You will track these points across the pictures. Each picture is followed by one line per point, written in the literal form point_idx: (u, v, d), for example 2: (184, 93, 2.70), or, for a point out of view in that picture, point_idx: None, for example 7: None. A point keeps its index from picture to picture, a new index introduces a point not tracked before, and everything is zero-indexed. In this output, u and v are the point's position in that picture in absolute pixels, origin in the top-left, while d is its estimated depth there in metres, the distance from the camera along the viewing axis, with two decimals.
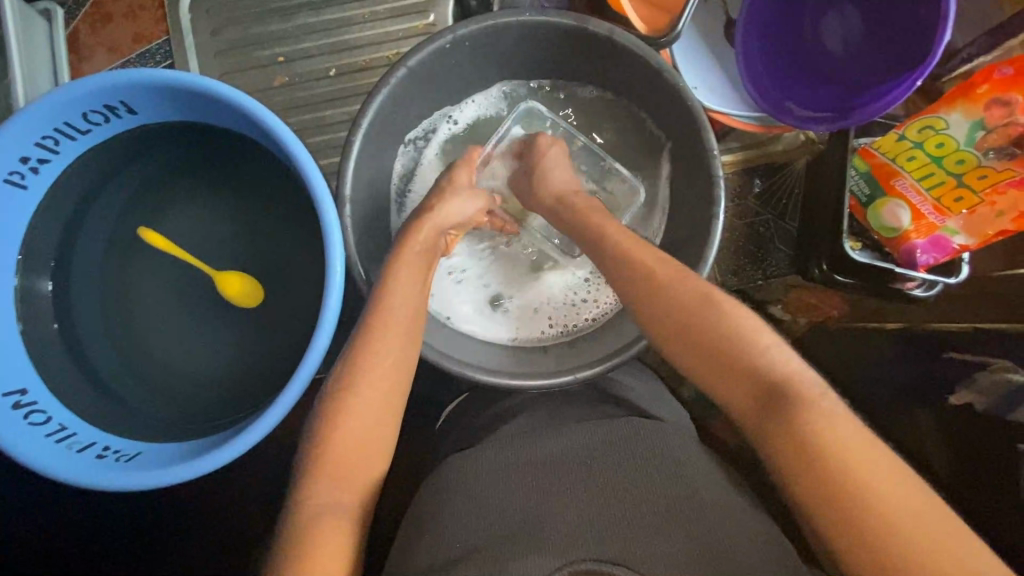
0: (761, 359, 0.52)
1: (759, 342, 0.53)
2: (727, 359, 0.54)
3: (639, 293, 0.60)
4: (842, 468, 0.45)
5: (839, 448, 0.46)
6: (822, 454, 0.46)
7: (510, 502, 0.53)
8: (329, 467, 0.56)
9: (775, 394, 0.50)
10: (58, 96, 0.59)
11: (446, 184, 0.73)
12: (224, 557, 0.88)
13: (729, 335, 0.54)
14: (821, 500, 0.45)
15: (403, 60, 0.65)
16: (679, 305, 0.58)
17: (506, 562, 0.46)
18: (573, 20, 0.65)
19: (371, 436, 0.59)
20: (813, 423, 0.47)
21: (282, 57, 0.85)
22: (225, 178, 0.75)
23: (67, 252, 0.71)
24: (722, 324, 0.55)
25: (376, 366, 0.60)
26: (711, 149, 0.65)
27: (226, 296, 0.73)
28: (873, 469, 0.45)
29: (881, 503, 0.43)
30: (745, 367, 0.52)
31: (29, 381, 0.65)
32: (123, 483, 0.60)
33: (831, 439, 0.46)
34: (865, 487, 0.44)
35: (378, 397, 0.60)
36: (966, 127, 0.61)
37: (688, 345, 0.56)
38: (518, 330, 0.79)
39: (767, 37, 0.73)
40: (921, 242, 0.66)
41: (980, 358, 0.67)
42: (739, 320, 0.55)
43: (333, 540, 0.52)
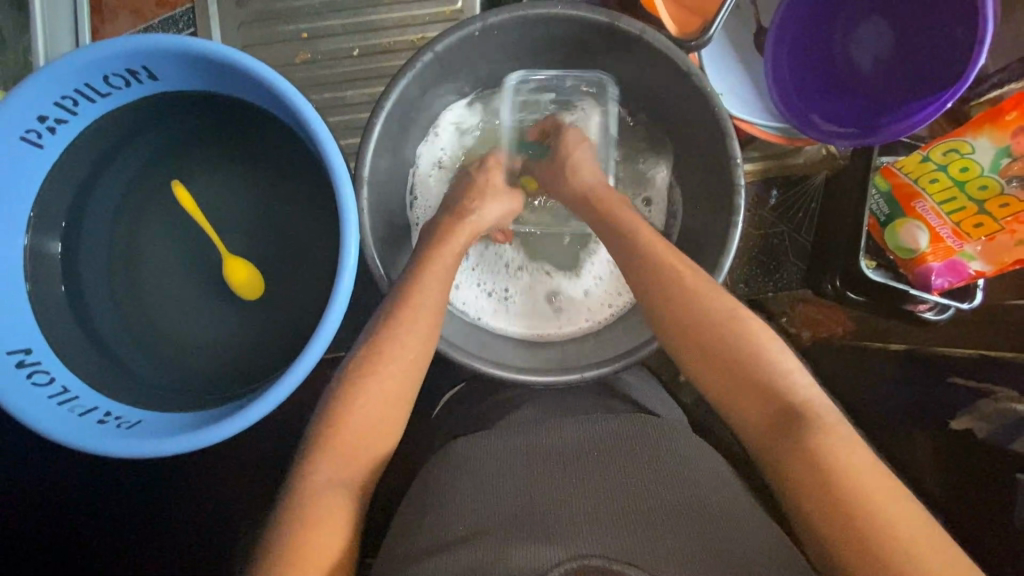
0: (783, 381, 0.55)
1: (780, 365, 0.56)
2: (749, 373, 0.56)
3: (669, 304, 0.61)
4: (855, 485, 0.47)
5: (850, 466, 0.48)
6: (838, 471, 0.48)
7: (512, 492, 0.53)
8: (331, 448, 0.57)
9: (793, 416, 0.52)
10: (80, 56, 0.59)
11: (483, 185, 0.76)
12: (217, 527, 0.88)
13: (752, 355, 0.56)
14: (830, 509, 0.47)
15: (430, 45, 0.65)
16: (708, 319, 0.58)
17: (509, 552, 0.46)
18: (603, 16, 0.64)
19: (381, 420, 0.59)
20: (826, 443, 0.50)
21: (306, 34, 0.85)
22: (238, 150, 0.74)
23: (79, 214, 0.71)
24: (749, 348, 0.56)
25: (398, 354, 0.61)
26: (734, 156, 0.64)
27: (229, 282, 0.72)
28: (879, 485, 0.47)
29: (881, 514, 0.45)
30: (765, 390, 0.55)
31: (34, 341, 0.65)
32: (124, 450, 0.60)
33: (844, 457, 0.49)
34: (871, 501, 0.46)
35: (396, 387, 0.60)
36: (991, 153, 0.61)
37: (714, 354, 0.57)
38: (533, 326, 0.79)
39: (796, 49, 0.73)
40: (938, 266, 0.66)
41: (985, 386, 0.69)
42: (761, 338, 0.57)
43: (338, 520, 0.53)
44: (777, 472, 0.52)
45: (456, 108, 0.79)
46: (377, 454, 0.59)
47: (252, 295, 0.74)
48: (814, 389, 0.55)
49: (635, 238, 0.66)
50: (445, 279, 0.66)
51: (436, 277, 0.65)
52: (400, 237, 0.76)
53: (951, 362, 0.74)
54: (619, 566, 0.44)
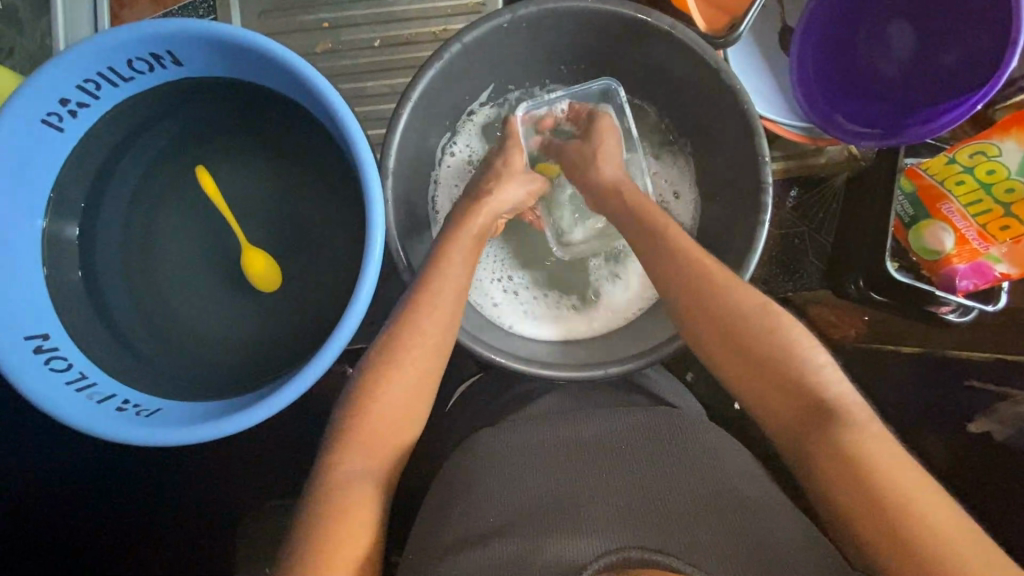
0: (813, 379, 0.55)
1: (810, 360, 0.56)
2: (778, 371, 0.56)
3: (697, 303, 0.60)
4: (883, 478, 0.48)
5: (878, 461, 0.49)
6: (866, 466, 0.49)
7: (540, 485, 0.53)
8: (357, 438, 0.57)
9: (824, 414, 0.53)
10: (106, 38, 0.58)
11: (501, 167, 0.73)
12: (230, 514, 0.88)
13: (784, 351, 0.56)
14: (865, 508, 0.47)
15: (459, 36, 0.64)
16: (737, 317, 0.58)
17: (541, 546, 0.46)
18: (634, 11, 0.64)
19: (404, 409, 0.59)
20: (858, 442, 0.50)
21: (328, 23, 0.84)
22: (259, 137, 0.73)
23: (97, 199, 0.70)
24: (777, 344, 0.56)
25: (418, 346, 0.60)
26: (762, 154, 0.64)
27: (246, 272, 0.71)
28: (912, 482, 0.48)
29: (916, 512, 0.46)
30: (794, 387, 0.55)
31: (51, 327, 0.64)
32: (144, 438, 0.59)
33: (871, 450, 0.50)
34: (905, 500, 0.47)
35: (416, 378, 0.60)
36: (1019, 156, 0.61)
37: (742, 350, 0.57)
38: (554, 324, 0.77)
39: (822, 49, 0.73)
40: (962, 267, 0.67)
41: (1002, 389, 0.70)
42: (790, 333, 0.57)
43: (363, 512, 0.53)
44: (804, 465, 0.53)
45: (481, 101, 0.78)
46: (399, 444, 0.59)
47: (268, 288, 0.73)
48: (845, 385, 0.55)
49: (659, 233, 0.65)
50: (466, 270, 0.65)
51: (457, 267, 0.64)
52: (421, 229, 0.75)
53: (968, 364, 0.74)
54: (660, 557, 0.44)
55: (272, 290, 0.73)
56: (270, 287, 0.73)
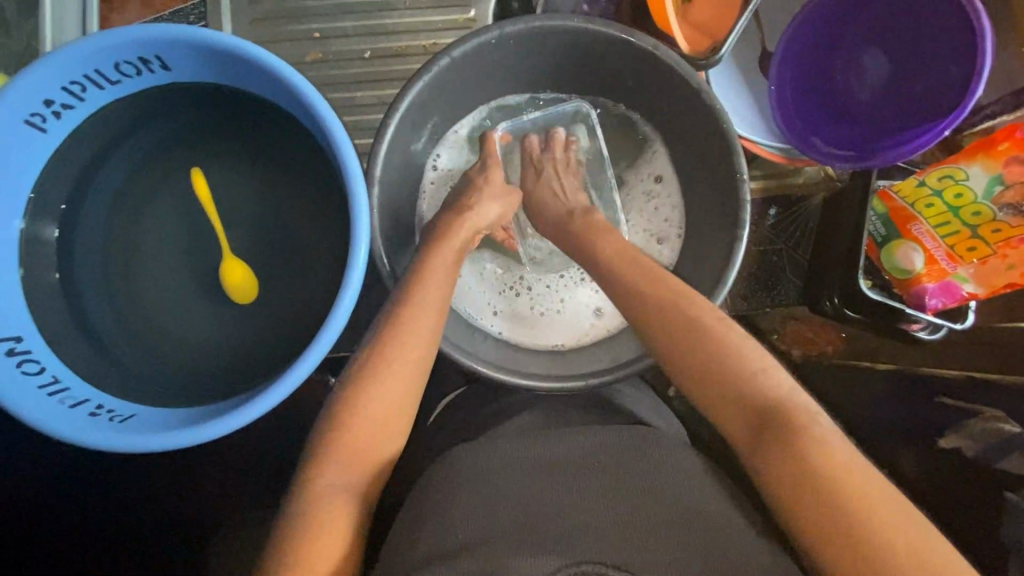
0: (769, 390, 0.54)
1: (765, 371, 0.55)
2: (738, 385, 0.55)
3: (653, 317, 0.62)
4: (839, 489, 0.46)
5: (836, 474, 0.47)
6: (823, 476, 0.47)
7: (518, 496, 0.53)
8: (342, 446, 0.57)
9: (780, 423, 0.52)
10: (93, 41, 0.58)
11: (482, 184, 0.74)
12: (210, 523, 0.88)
13: (737, 363, 0.56)
14: (826, 522, 0.46)
15: (447, 50, 0.65)
16: (690, 328, 0.59)
17: (516, 558, 0.46)
18: (618, 31, 0.66)
19: (384, 423, 0.58)
20: (816, 452, 0.49)
21: (319, 34, 0.85)
22: (245, 143, 0.73)
23: (78, 200, 0.69)
24: (734, 357, 0.56)
25: (402, 353, 0.60)
26: (740, 173, 0.66)
27: (224, 281, 0.71)
28: (869, 490, 0.46)
29: (876, 520, 0.44)
30: (746, 392, 0.54)
31: (24, 329, 0.63)
32: (118, 444, 0.58)
33: (831, 460, 0.48)
34: (863, 510, 0.45)
35: (398, 389, 0.59)
36: (984, 181, 0.63)
37: (702, 365, 0.57)
38: (560, 335, 0.79)
39: (799, 74, 0.75)
40: (931, 286, 0.69)
41: (972, 406, 0.71)
42: (745, 347, 0.57)
43: (337, 524, 0.52)
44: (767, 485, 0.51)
45: (461, 125, 0.80)
46: (380, 457, 0.58)
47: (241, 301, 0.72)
48: (803, 396, 0.54)
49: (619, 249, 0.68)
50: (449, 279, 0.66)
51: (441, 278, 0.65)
52: (406, 239, 0.76)
53: (939, 381, 0.76)
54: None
55: (247, 302, 0.73)
56: (244, 294, 0.72)
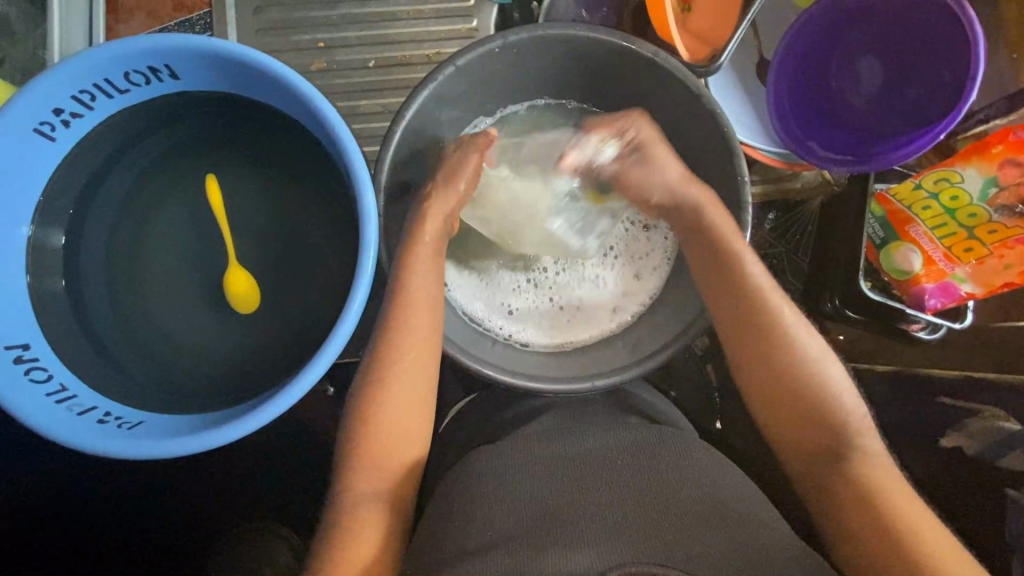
0: (848, 420, 0.63)
1: (845, 399, 0.64)
2: (817, 409, 0.64)
3: (755, 342, 0.66)
4: (899, 515, 0.56)
5: (896, 502, 0.57)
6: (884, 500, 0.57)
7: (535, 499, 0.53)
8: (367, 454, 0.62)
9: (850, 449, 0.61)
10: (104, 51, 0.59)
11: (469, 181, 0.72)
12: (221, 529, 0.88)
13: (822, 395, 0.64)
14: (874, 531, 0.56)
15: (453, 58, 0.67)
16: (791, 360, 0.65)
17: (537, 558, 0.47)
18: (621, 40, 0.67)
19: (405, 430, 0.64)
20: (878, 477, 0.59)
21: (323, 43, 0.86)
22: (252, 151, 0.73)
23: (85, 208, 0.70)
24: (823, 386, 0.64)
25: (413, 360, 0.65)
26: (741, 175, 0.67)
27: (228, 292, 0.71)
28: (920, 515, 0.57)
29: (923, 538, 0.55)
30: (826, 415, 0.63)
31: (31, 337, 0.63)
32: (127, 451, 0.58)
33: (890, 491, 0.58)
34: (913, 527, 0.56)
35: (413, 400, 0.64)
36: (980, 183, 0.64)
37: (782, 385, 0.65)
38: (576, 330, 0.78)
39: (796, 80, 0.77)
40: (930, 287, 0.70)
41: (973, 405, 0.73)
42: (834, 376, 0.65)
43: (368, 528, 0.58)
44: (824, 496, 0.61)
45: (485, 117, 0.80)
46: (398, 461, 0.63)
47: (234, 307, 0.72)
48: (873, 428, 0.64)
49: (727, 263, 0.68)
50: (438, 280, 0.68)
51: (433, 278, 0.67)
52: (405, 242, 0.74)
53: (943, 382, 0.78)
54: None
55: (251, 308, 0.73)
56: (250, 299, 0.72)
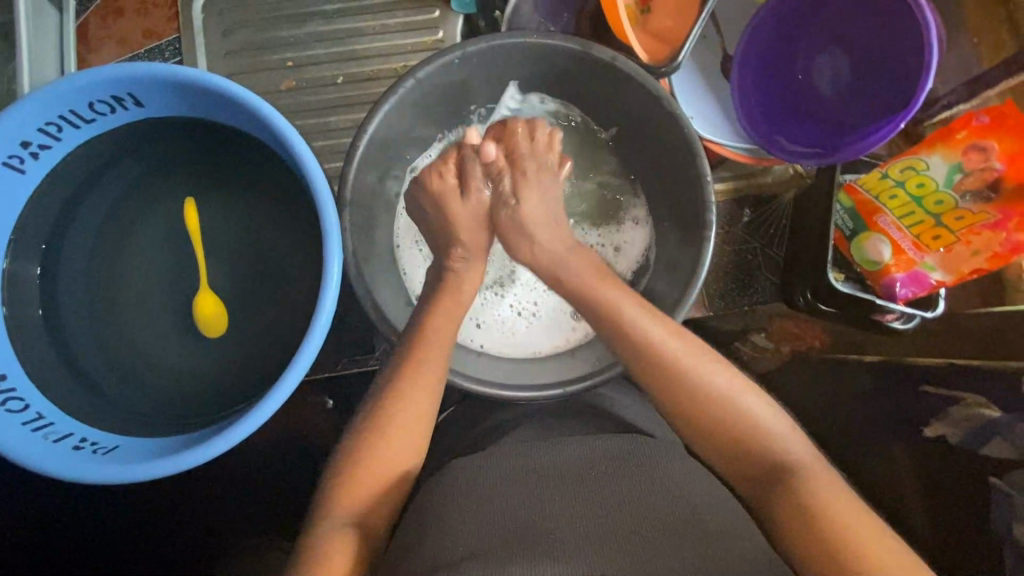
0: (764, 433, 0.59)
1: (756, 409, 0.60)
2: (727, 424, 0.60)
3: (656, 371, 0.63)
4: (837, 525, 0.50)
5: (836, 511, 0.51)
6: (822, 515, 0.51)
7: (505, 509, 0.53)
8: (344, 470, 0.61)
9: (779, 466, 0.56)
10: (66, 83, 0.60)
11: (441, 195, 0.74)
12: (211, 549, 0.89)
13: (726, 406, 0.60)
14: (815, 551, 0.50)
15: (412, 72, 0.67)
16: (693, 383, 0.62)
17: (504, 569, 0.46)
18: (577, 44, 0.68)
19: (403, 441, 0.62)
20: (812, 488, 0.53)
21: (291, 62, 0.87)
22: (222, 174, 0.74)
23: (59, 237, 0.71)
24: (726, 399, 0.61)
25: (399, 372, 0.65)
26: (705, 175, 0.67)
27: (196, 316, 0.73)
28: (861, 523, 0.50)
29: (869, 551, 0.48)
30: (740, 429, 0.59)
31: (9, 367, 0.64)
32: (100, 476, 0.59)
33: (827, 500, 0.52)
34: (854, 536, 0.49)
35: (413, 408, 0.64)
36: (945, 170, 0.64)
37: (686, 403, 0.61)
38: (535, 341, 0.79)
39: (759, 76, 0.77)
40: (900, 276, 0.70)
41: (955, 392, 0.71)
42: (729, 387, 0.61)
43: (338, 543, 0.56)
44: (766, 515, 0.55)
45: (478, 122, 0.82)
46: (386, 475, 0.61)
47: (203, 331, 0.73)
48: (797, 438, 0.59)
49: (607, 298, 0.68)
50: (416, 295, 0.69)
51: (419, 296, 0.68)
52: (379, 256, 0.75)
53: (921, 370, 0.76)
54: None
55: (223, 329, 0.74)
56: (220, 319, 0.73)
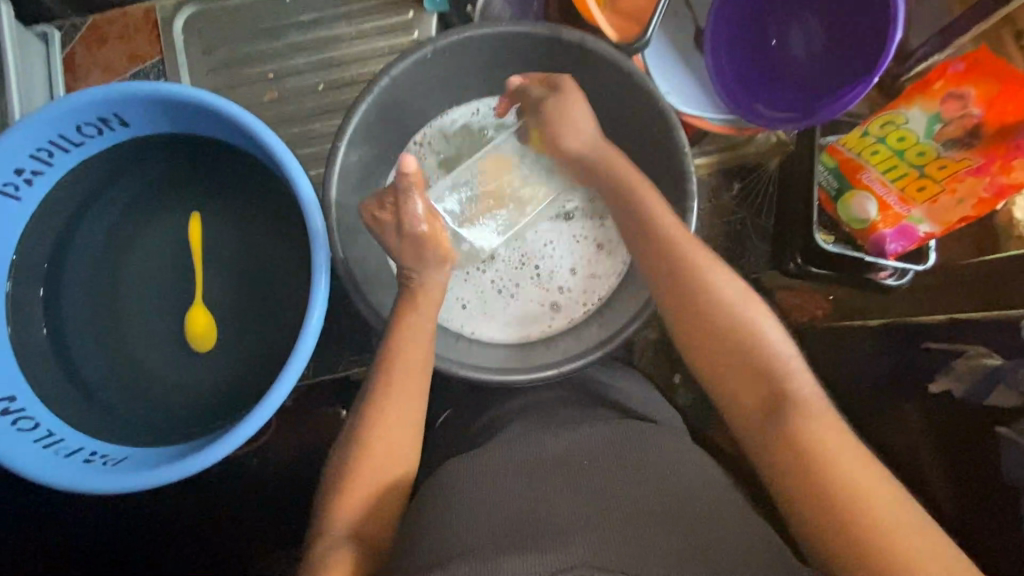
0: (781, 370, 0.56)
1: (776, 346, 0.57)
2: (747, 358, 0.57)
3: (676, 297, 0.62)
4: (853, 489, 0.48)
5: (841, 456, 0.50)
6: (824, 461, 0.50)
7: (507, 492, 0.53)
8: (347, 474, 0.61)
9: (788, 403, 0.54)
10: (53, 108, 0.62)
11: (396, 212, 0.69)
12: (232, 558, 0.90)
13: (748, 339, 0.57)
14: (815, 494, 0.49)
15: (386, 70, 0.68)
16: (715, 328, 0.58)
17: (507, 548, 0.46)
18: (546, 29, 0.68)
19: (393, 446, 0.63)
20: (819, 431, 0.51)
21: (272, 74, 0.89)
22: (209, 186, 0.76)
23: (58, 260, 0.73)
24: (748, 334, 0.57)
25: (393, 370, 0.65)
26: (682, 145, 0.68)
27: (187, 331, 0.74)
28: (867, 475, 0.49)
29: (871, 504, 0.47)
30: (757, 361, 0.56)
31: (18, 389, 0.66)
32: (108, 486, 0.61)
33: (844, 455, 0.50)
34: (854, 487, 0.48)
35: (398, 414, 0.64)
36: (924, 121, 0.64)
37: (706, 337, 0.59)
38: (524, 326, 0.81)
39: (732, 46, 0.76)
40: (888, 232, 0.69)
41: (956, 346, 0.69)
42: (760, 325, 0.58)
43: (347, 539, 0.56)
44: (769, 464, 0.53)
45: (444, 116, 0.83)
46: (380, 481, 0.61)
47: (195, 347, 0.74)
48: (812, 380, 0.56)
49: (655, 224, 0.66)
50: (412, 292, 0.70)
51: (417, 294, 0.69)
52: (369, 252, 0.77)
53: (923, 327, 0.74)
54: None
55: (213, 343, 0.75)
56: (211, 331, 0.75)
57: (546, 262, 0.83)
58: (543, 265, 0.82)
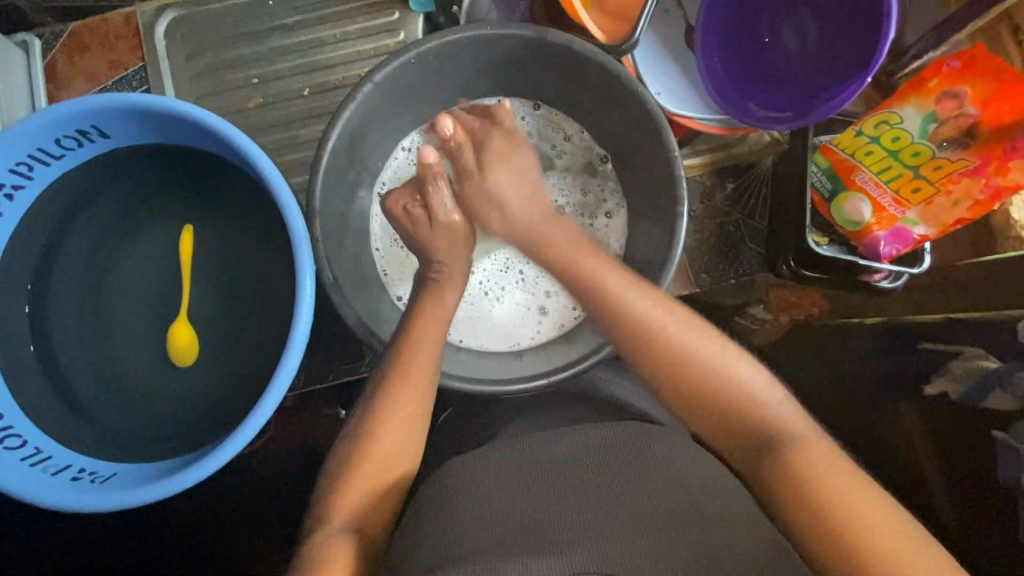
0: (755, 406, 0.57)
1: (747, 382, 0.58)
2: (720, 400, 0.58)
3: (633, 348, 0.63)
4: (848, 519, 0.47)
5: (828, 479, 0.50)
6: (811, 489, 0.50)
7: (498, 502, 0.52)
8: (342, 482, 0.60)
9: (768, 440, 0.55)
10: (28, 123, 0.60)
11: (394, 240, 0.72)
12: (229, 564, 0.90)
13: (716, 382, 0.58)
14: (809, 524, 0.49)
15: (369, 75, 0.67)
16: (701, 373, 0.59)
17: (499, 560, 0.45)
18: (532, 31, 0.67)
19: (396, 445, 0.62)
20: (800, 459, 0.52)
21: (257, 79, 0.87)
22: (193, 196, 0.75)
23: (43, 275, 0.72)
24: (718, 375, 0.59)
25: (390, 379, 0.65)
26: (671, 150, 0.66)
27: (170, 346, 0.74)
28: (857, 495, 0.48)
29: (866, 525, 0.46)
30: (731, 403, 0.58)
31: (4, 406, 0.66)
32: (95, 504, 0.60)
33: (829, 478, 0.50)
34: (845, 508, 0.48)
35: (405, 416, 0.63)
36: (919, 121, 0.62)
37: (679, 382, 0.60)
38: (512, 332, 0.80)
39: (723, 43, 0.75)
40: (882, 234, 0.69)
41: (953, 346, 0.68)
42: (725, 365, 0.59)
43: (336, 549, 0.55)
44: (769, 507, 0.53)
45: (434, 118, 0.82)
46: (375, 480, 0.60)
47: (179, 362, 0.74)
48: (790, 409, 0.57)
49: (597, 279, 0.66)
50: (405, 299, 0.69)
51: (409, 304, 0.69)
52: (356, 260, 0.76)
53: (920, 328, 0.72)
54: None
55: (196, 358, 0.74)
56: (195, 346, 0.74)
57: (535, 265, 0.82)
58: (531, 269, 0.82)
